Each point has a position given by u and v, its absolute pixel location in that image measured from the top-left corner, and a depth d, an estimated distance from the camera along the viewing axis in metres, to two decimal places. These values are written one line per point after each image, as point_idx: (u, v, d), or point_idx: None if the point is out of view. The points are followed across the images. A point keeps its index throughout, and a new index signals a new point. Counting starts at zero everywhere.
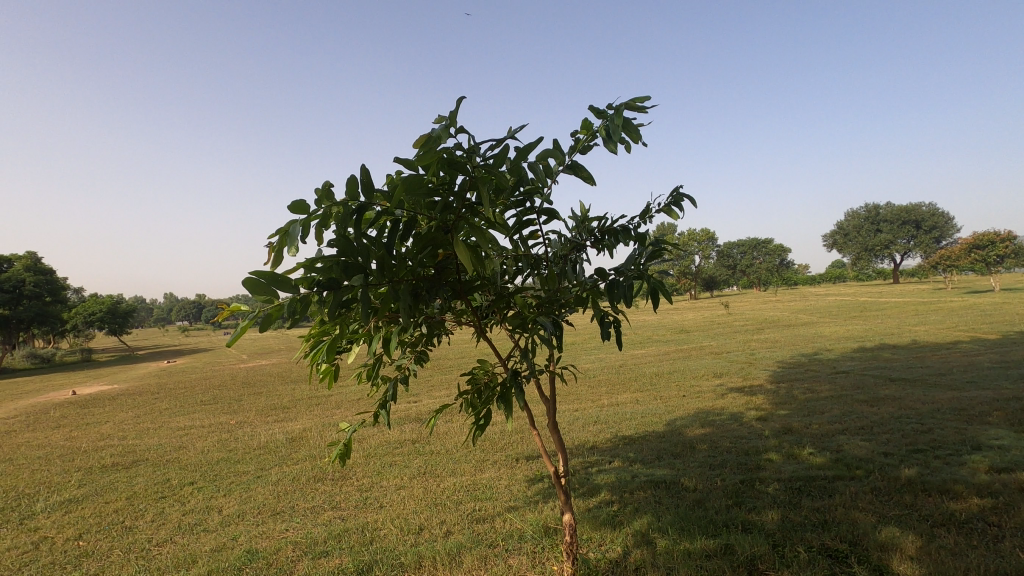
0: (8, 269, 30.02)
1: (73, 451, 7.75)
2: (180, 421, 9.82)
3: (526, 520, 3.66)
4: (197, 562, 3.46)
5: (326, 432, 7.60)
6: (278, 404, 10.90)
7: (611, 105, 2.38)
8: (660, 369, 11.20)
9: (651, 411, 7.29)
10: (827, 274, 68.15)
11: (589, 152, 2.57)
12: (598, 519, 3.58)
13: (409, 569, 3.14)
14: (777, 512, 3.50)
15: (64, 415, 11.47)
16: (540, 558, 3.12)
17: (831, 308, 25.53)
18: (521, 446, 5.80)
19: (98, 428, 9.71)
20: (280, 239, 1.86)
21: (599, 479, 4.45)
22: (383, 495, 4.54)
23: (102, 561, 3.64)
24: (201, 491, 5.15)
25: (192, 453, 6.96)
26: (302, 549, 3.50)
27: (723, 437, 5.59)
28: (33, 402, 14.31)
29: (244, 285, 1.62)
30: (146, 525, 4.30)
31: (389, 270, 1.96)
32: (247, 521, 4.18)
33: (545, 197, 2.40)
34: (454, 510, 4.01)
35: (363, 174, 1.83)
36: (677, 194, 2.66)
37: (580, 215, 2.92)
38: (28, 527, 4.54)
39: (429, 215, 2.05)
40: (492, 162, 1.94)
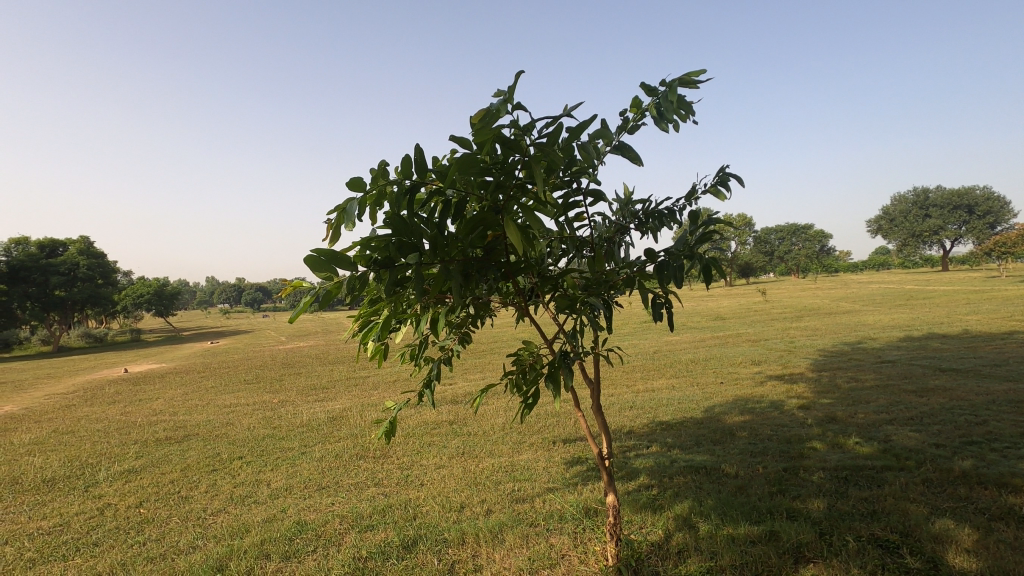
0: (65, 253, 31.62)
1: (129, 424, 8.16)
2: (226, 399, 10.22)
3: (566, 501, 3.69)
4: (250, 531, 3.62)
5: (365, 412, 7.78)
6: (318, 385, 11.20)
7: (665, 81, 2.35)
8: (695, 356, 11.05)
9: (688, 397, 7.21)
10: (871, 261, 65.72)
11: (637, 132, 2.54)
12: (639, 503, 3.58)
13: (452, 544, 3.21)
14: (823, 500, 3.44)
15: (119, 392, 12.05)
16: (582, 538, 3.14)
17: (876, 295, 24.66)
18: (557, 428, 5.82)
19: (150, 404, 10.17)
20: (338, 216, 1.90)
21: (638, 463, 4.44)
22: (423, 474, 4.64)
23: (163, 527, 3.85)
24: (250, 465, 5.36)
25: (240, 429, 7.24)
26: (349, 522, 3.61)
27: (764, 424, 5.50)
28: (88, 379, 15.06)
29: (305, 263, 1.67)
30: (201, 496, 4.51)
31: (441, 249, 1.98)
32: (295, 495, 4.34)
33: (592, 177, 2.37)
34: (493, 490, 4.07)
35: (417, 152, 1.85)
36: (724, 174, 2.60)
37: (623, 196, 2.88)
38: (93, 494, 4.82)
39: (480, 196, 2.05)
40: (546, 141, 1.92)
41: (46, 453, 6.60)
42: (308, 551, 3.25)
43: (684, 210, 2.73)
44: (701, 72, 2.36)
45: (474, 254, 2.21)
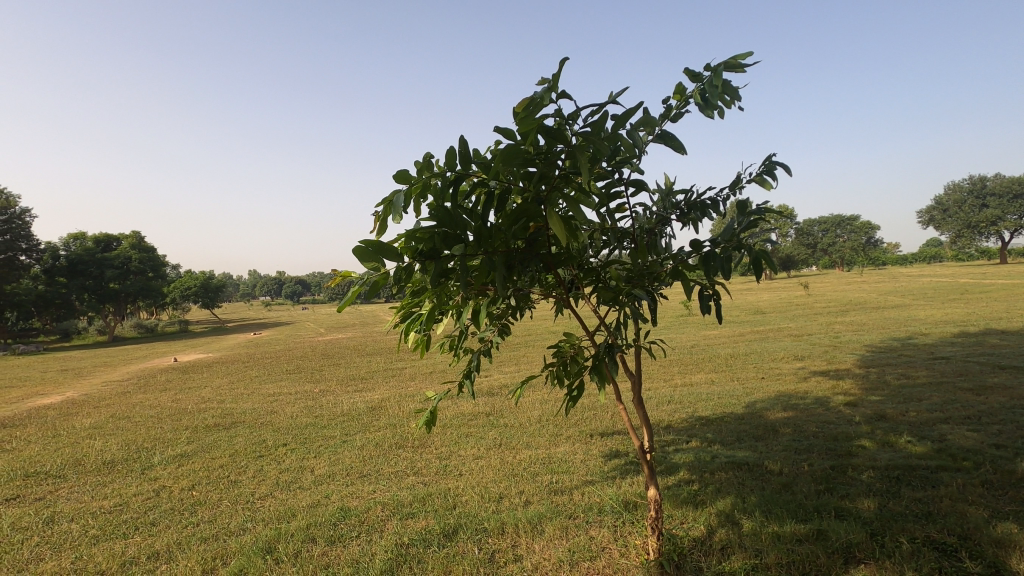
0: (118, 248, 33.17)
1: (181, 411, 8.53)
2: (269, 388, 10.55)
3: (605, 494, 3.67)
4: (296, 516, 3.73)
5: (403, 403, 7.92)
6: (356, 375, 11.45)
7: (710, 65, 2.29)
8: (735, 350, 10.80)
9: (728, 392, 7.07)
10: (922, 253, 62.88)
11: (681, 120, 2.48)
12: (679, 498, 3.54)
13: (492, 534, 3.24)
14: (873, 500, 3.32)
15: (170, 380, 12.60)
16: (622, 532, 3.12)
17: (927, 290, 23.57)
18: (594, 422, 5.79)
19: (199, 392, 10.59)
20: (385, 208, 1.92)
21: (677, 458, 4.38)
22: (462, 464, 4.69)
23: (215, 509, 4.02)
24: (294, 452, 5.53)
25: (283, 417, 7.48)
26: (390, 510, 3.69)
27: (809, 421, 5.34)
28: (142, 368, 15.79)
29: (353, 254, 1.71)
30: (249, 480, 4.69)
31: (485, 240, 1.99)
32: (337, 481, 4.45)
33: (634, 167, 2.33)
34: (532, 481, 4.08)
35: (461, 144, 1.86)
36: (770, 162, 2.52)
37: (664, 187, 2.83)
38: (149, 477, 5.06)
39: (524, 187, 2.04)
40: (590, 130, 1.91)
41: (105, 437, 6.96)
42: (352, 536, 3.33)
43: (728, 200, 2.66)
44: (747, 55, 2.29)
45: (516, 245, 2.21)
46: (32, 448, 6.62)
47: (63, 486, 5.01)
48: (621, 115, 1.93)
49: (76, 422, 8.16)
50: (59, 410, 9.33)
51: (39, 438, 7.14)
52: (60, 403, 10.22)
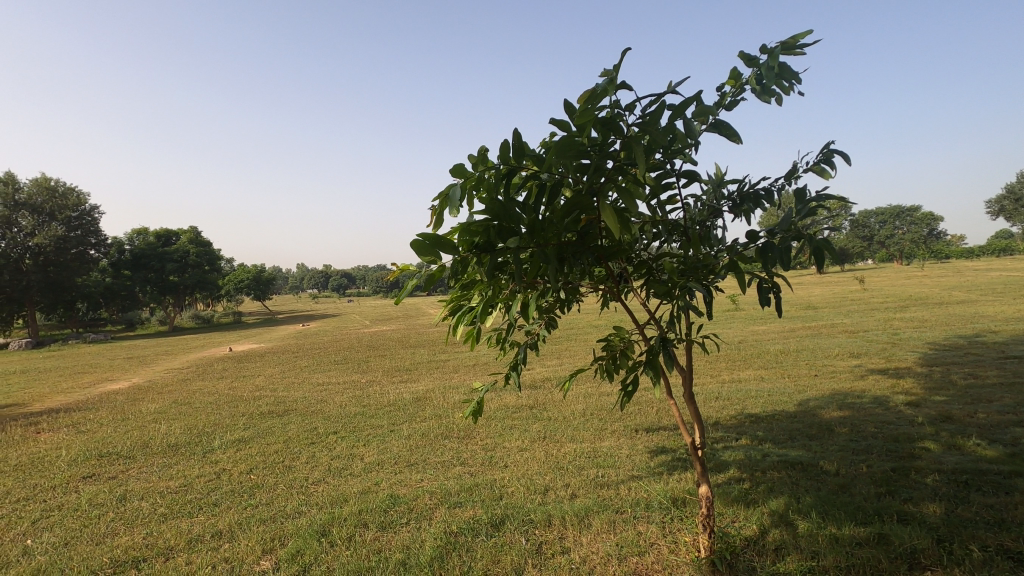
0: (177, 242, 34.84)
1: (237, 398, 8.92)
2: (319, 378, 10.90)
3: (652, 490, 3.63)
4: (348, 501, 3.86)
5: (448, 394, 8.03)
6: (401, 367, 11.68)
7: (767, 48, 2.21)
8: (785, 347, 10.45)
9: (779, 390, 6.85)
10: (990, 246, 59.07)
11: (736, 107, 2.41)
12: (730, 495, 3.46)
13: (539, 525, 3.26)
14: (939, 505, 3.16)
15: (227, 368, 13.19)
16: (671, 529, 3.08)
17: (996, 284, 22.17)
18: (640, 417, 5.72)
19: (253, 380, 11.05)
20: (440, 202, 1.96)
21: (727, 456, 4.28)
22: (507, 456, 4.72)
23: (271, 492, 4.20)
24: (344, 440, 5.70)
25: (333, 406, 7.72)
26: (438, 498, 3.76)
27: (867, 421, 5.12)
28: (200, 356, 16.57)
29: (412, 247, 1.77)
30: (303, 466, 4.87)
31: (538, 233, 2.00)
32: (387, 469, 4.58)
33: (687, 158, 2.28)
34: (577, 475, 4.08)
35: (515, 137, 1.88)
36: (828, 150, 2.42)
37: (715, 178, 2.77)
38: (210, 460, 5.33)
39: (577, 180, 2.04)
40: (646, 121, 1.90)
41: (169, 421, 7.36)
42: (402, 523, 3.42)
43: (783, 191, 2.57)
44: (807, 36, 2.20)
45: (568, 238, 2.20)
46: (105, 430, 7.06)
47: (133, 466, 5.33)
48: (676, 106, 1.90)
49: (142, 407, 8.65)
50: (127, 395, 9.90)
51: (110, 421, 7.60)
52: (127, 388, 10.85)
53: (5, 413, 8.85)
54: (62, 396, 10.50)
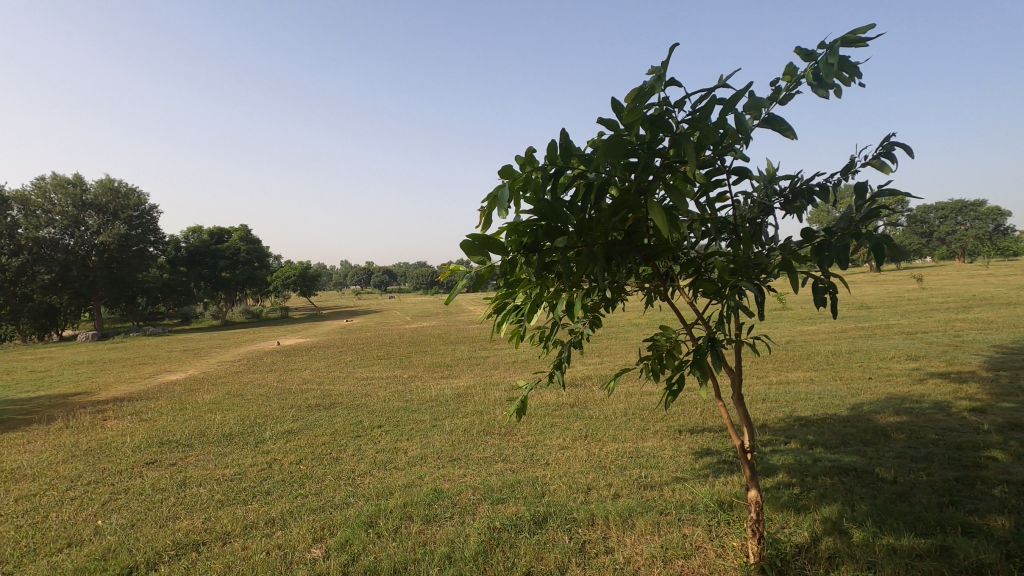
0: (229, 240, 36.28)
1: (285, 391, 9.23)
2: (362, 372, 11.16)
3: (698, 493, 3.57)
4: (393, 494, 3.95)
5: (488, 390, 8.10)
6: (442, 363, 11.82)
7: (826, 42, 2.13)
8: (837, 348, 10.05)
9: (831, 393, 6.60)
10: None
11: (790, 102, 2.33)
12: (780, 501, 3.37)
13: (582, 524, 3.26)
14: (1008, 518, 2.99)
15: (275, 362, 13.66)
16: (718, 532, 3.03)
17: None
18: (684, 417, 5.62)
19: (300, 374, 11.40)
20: (488, 203, 1.98)
21: (776, 460, 4.17)
22: (549, 454, 4.73)
23: (320, 483, 4.33)
24: (388, 434, 5.83)
25: (376, 400, 7.89)
26: (481, 494, 3.81)
27: (927, 427, 4.87)
28: (250, 350, 17.21)
29: (461, 248, 1.82)
30: (349, 458, 5.00)
31: (585, 232, 1.99)
32: (430, 464, 4.65)
33: (738, 154, 2.23)
34: (620, 475, 4.04)
35: (562, 137, 1.88)
36: (889, 143, 2.31)
37: (767, 173, 2.69)
38: (262, 450, 5.54)
39: (625, 178, 2.02)
40: (696, 117, 1.86)
41: (223, 412, 7.68)
42: (446, 517, 3.47)
43: (838, 186, 2.48)
44: (869, 28, 2.11)
45: (615, 237, 2.18)
46: (164, 419, 7.44)
47: (191, 453, 5.61)
48: (728, 101, 1.86)
49: (198, 397, 9.06)
50: (184, 386, 10.40)
51: (170, 410, 8.01)
52: (184, 379, 11.38)
53: (74, 401, 9.42)
54: (125, 385, 11.12)
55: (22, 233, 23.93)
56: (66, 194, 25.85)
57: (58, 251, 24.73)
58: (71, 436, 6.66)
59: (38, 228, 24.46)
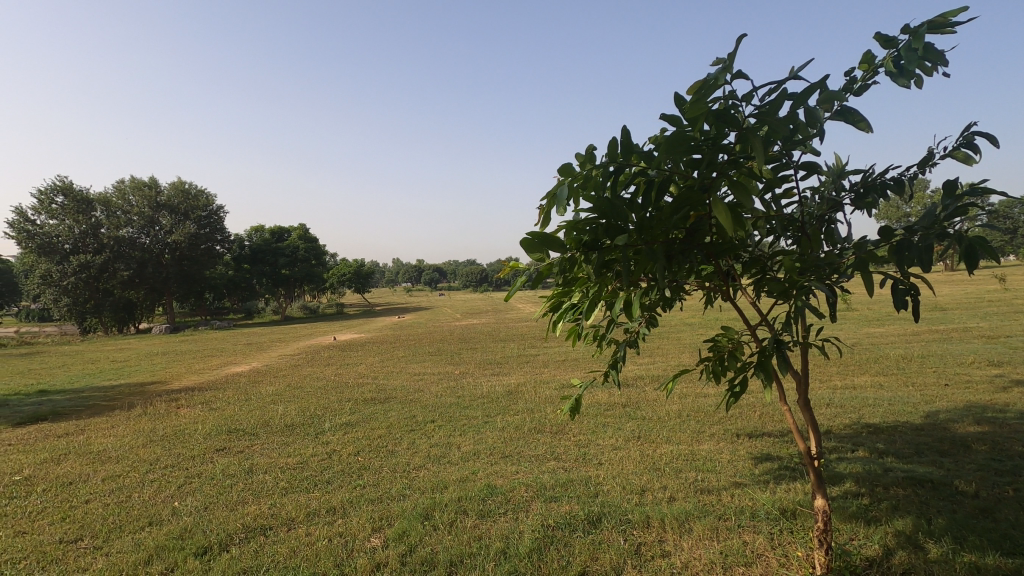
0: (289, 238, 37.84)
1: (342, 385, 9.56)
2: (415, 368, 11.41)
3: (759, 499, 3.45)
4: (448, 488, 4.02)
5: (539, 389, 8.11)
6: (492, 360, 11.93)
7: (909, 28, 2.01)
8: (908, 352, 9.47)
9: (902, 399, 6.23)
10: None
11: (865, 93, 2.21)
12: (848, 511, 3.22)
13: (637, 526, 3.22)
14: None
15: (332, 356, 14.16)
16: (781, 541, 2.92)
17: None
18: (742, 421, 5.45)
19: (356, 368, 11.79)
20: (548, 201, 1.99)
21: (842, 468, 3.98)
22: (601, 453, 4.69)
23: (377, 474, 4.47)
24: (441, 429, 5.94)
25: (429, 395, 8.05)
26: (534, 491, 3.82)
27: (1012, 439, 4.52)
28: (309, 344, 17.94)
29: (521, 246, 1.85)
30: (404, 451, 5.13)
31: (645, 230, 1.96)
32: (483, 459, 4.71)
33: (807, 148, 2.13)
34: (675, 478, 3.96)
35: (622, 134, 1.86)
36: (970, 133, 2.17)
37: (834, 167, 2.57)
38: (322, 441, 5.77)
39: (687, 175, 1.97)
40: (763, 111, 1.80)
41: (285, 403, 8.04)
42: (500, 512, 3.51)
43: (912, 180, 2.34)
44: (959, 11, 1.97)
45: (676, 236, 2.14)
46: (232, 408, 7.87)
47: (256, 442, 5.90)
48: (800, 94, 1.79)
49: (262, 389, 9.52)
50: (248, 378, 10.94)
51: (236, 400, 8.45)
52: (249, 371, 11.99)
53: (152, 390, 10.10)
54: (195, 376, 11.82)
55: (104, 233, 25.78)
56: (143, 196, 27.63)
57: (136, 250, 26.56)
58: (149, 422, 7.15)
59: (117, 228, 26.31)
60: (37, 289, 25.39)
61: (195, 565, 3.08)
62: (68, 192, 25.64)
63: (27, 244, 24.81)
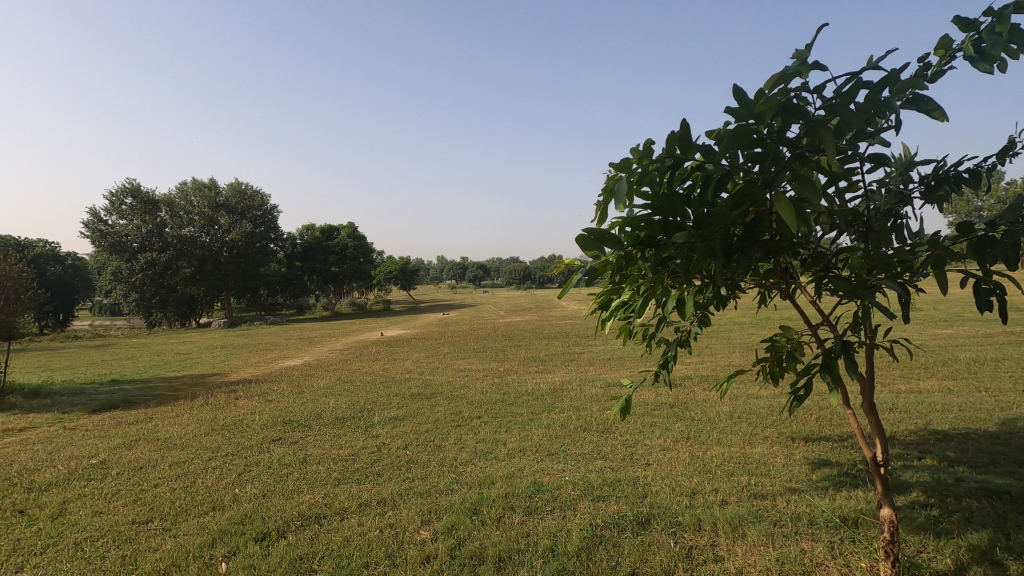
0: (338, 236, 38.94)
1: (390, 379, 9.79)
2: (460, 364, 11.54)
3: (817, 506, 3.32)
4: (495, 483, 4.05)
5: (584, 387, 8.05)
6: (536, 358, 11.93)
7: (992, 10, 1.87)
8: (980, 355, 8.88)
9: (974, 405, 5.84)
10: None
11: (940, 79, 2.08)
12: (915, 522, 3.05)
13: (688, 529, 3.15)
14: None
15: (380, 351, 14.51)
16: (842, 551, 2.80)
17: None
18: (798, 424, 5.25)
19: (402, 363, 12.03)
20: (604, 197, 1.97)
21: (909, 476, 3.77)
22: (649, 454, 4.61)
23: (425, 468, 4.55)
24: (487, 425, 5.99)
25: (475, 392, 8.13)
26: (582, 490, 3.80)
27: None
28: (357, 340, 18.45)
29: (576, 242, 1.83)
30: (451, 446, 5.20)
31: (703, 226, 1.90)
32: (529, 456, 4.72)
33: (879, 139, 2.02)
34: (727, 480, 3.86)
35: (683, 127, 1.82)
36: None
37: (903, 159, 2.44)
38: (371, 434, 5.92)
39: (749, 170, 1.90)
40: (835, 102, 1.72)
41: (336, 397, 8.30)
42: (547, 510, 3.51)
43: (990, 171, 2.19)
44: None
45: (735, 232, 2.07)
46: (286, 401, 8.17)
47: (309, 433, 6.11)
48: (875, 84, 1.70)
49: (314, 382, 9.85)
50: (301, 371, 11.33)
51: (290, 393, 8.77)
52: (301, 365, 12.42)
53: (213, 382, 10.61)
54: (252, 369, 12.34)
55: (168, 232, 27.24)
56: (203, 196, 28.99)
57: (197, 248, 27.96)
58: (211, 412, 7.52)
59: (180, 228, 27.73)
60: (108, 285, 27.11)
61: (255, 549, 3.22)
62: (137, 194, 27.23)
63: (100, 244, 26.53)
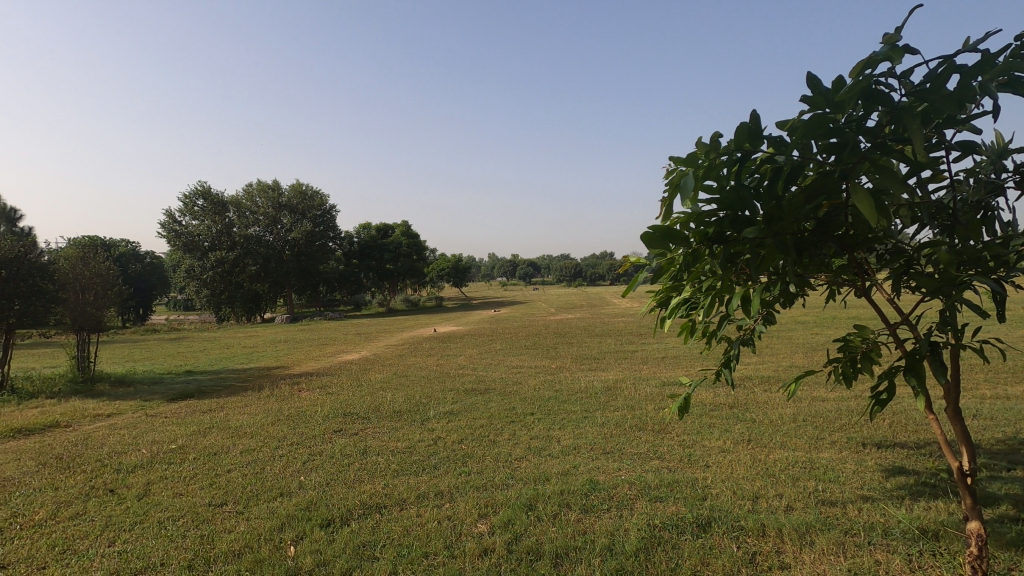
0: (393, 234, 39.89)
1: (445, 375, 9.96)
2: (512, 361, 11.61)
3: (893, 516, 3.14)
4: (550, 480, 4.06)
5: (639, 385, 7.92)
6: (589, 355, 11.84)
7: None
8: None
9: None
10: None
11: None
12: (1005, 538, 2.83)
13: (751, 534, 3.05)
14: None
15: (433, 347, 14.80)
16: (921, 564, 2.64)
17: None
18: (869, 430, 4.97)
19: (456, 359, 12.22)
20: (669, 191, 1.93)
21: (997, 489, 3.50)
22: (708, 456, 4.49)
23: (481, 463, 4.61)
24: (541, 421, 5.99)
25: (527, 388, 8.15)
26: (638, 490, 3.74)
27: None
28: (412, 335, 18.88)
29: (641, 240, 1.80)
30: (506, 442, 5.25)
31: (774, 221, 1.83)
32: (584, 454, 4.70)
33: (969, 125, 1.88)
34: (792, 486, 3.71)
35: (753, 119, 1.76)
36: None
37: (996, 146, 2.26)
38: (427, 427, 6.05)
39: (825, 161, 1.81)
40: (922, 88, 1.62)
41: (393, 391, 8.53)
42: (603, 509, 3.48)
43: None
44: None
45: (807, 227, 1.98)
46: (345, 393, 8.47)
47: (368, 425, 6.31)
48: (970, 67, 1.58)
49: (371, 376, 10.15)
50: (359, 365, 11.71)
51: (349, 386, 9.08)
52: (359, 359, 12.85)
53: (278, 374, 11.14)
54: (313, 362, 12.87)
55: (236, 232, 28.75)
56: (268, 197, 30.38)
57: (262, 246, 29.37)
58: (276, 403, 7.88)
59: (247, 228, 29.19)
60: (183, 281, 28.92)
61: (320, 535, 3.36)
62: (207, 196, 28.82)
63: (175, 243, 28.32)
